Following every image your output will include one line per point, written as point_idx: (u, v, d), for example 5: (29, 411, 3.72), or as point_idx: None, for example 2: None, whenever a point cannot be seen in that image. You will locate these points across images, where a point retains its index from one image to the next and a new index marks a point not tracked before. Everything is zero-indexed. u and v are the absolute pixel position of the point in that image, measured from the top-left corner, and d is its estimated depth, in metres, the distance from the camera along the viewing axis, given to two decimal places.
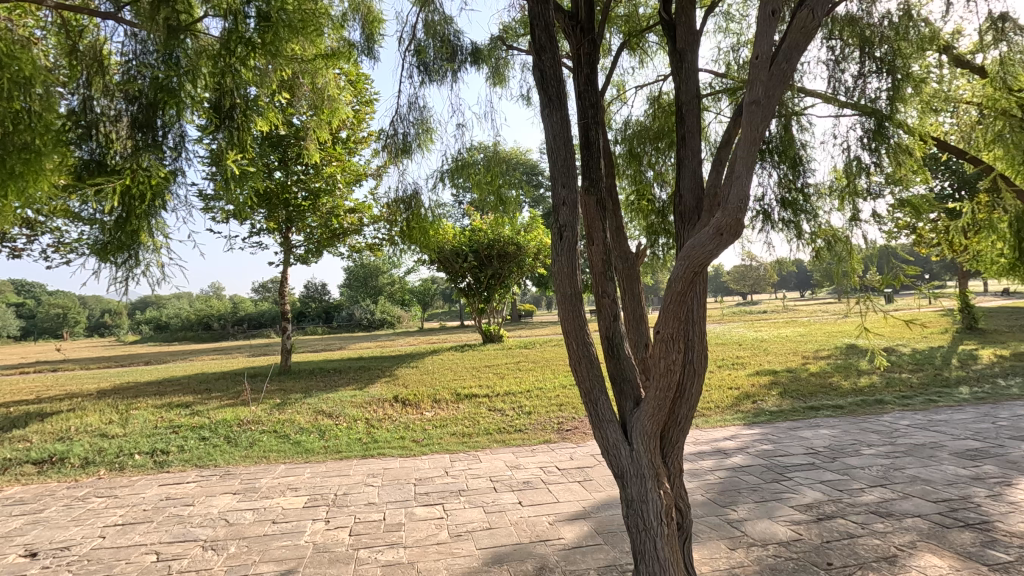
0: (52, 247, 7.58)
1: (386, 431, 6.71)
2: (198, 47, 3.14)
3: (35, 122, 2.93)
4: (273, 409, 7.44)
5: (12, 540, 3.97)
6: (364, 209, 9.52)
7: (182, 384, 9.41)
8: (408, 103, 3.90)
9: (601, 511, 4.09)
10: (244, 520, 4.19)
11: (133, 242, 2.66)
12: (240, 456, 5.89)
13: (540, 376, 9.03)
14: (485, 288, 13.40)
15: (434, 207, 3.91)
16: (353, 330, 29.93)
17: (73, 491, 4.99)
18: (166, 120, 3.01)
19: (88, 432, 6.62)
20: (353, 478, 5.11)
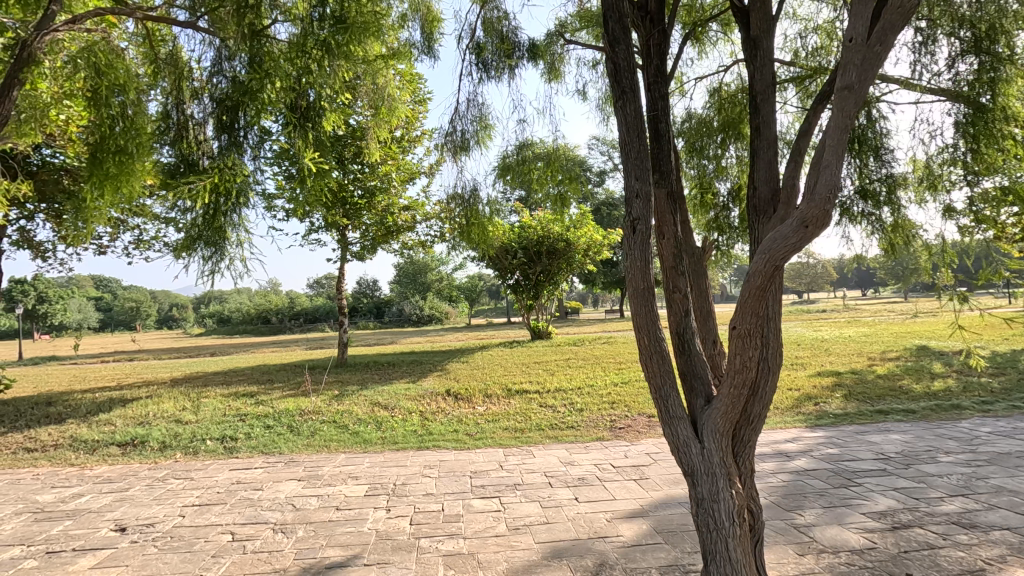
0: (133, 244, 8.16)
1: (440, 424, 6.84)
2: (273, 50, 3.28)
3: (130, 126, 3.39)
4: (332, 400, 7.71)
5: (103, 515, 4.29)
6: (417, 206, 9.76)
7: (247, 375, 9.89)
8: (466, 101, 3.95)
9: (660, 510, 4.03)
10: (310, 506, 4.37)
11: (220, 238, 2.78)
12: (302, 444, 6.15)
13: (591, 373, 8.98)
14: (534, 284, 13.44)
15: (491, 203, 3.95)
16: (403, 325, 30.68)
17: (154, 472, 5.34)
18: (248, 120, 3.09)
19: (164, 417, 7.06)
20: (410, 469, 5.24)
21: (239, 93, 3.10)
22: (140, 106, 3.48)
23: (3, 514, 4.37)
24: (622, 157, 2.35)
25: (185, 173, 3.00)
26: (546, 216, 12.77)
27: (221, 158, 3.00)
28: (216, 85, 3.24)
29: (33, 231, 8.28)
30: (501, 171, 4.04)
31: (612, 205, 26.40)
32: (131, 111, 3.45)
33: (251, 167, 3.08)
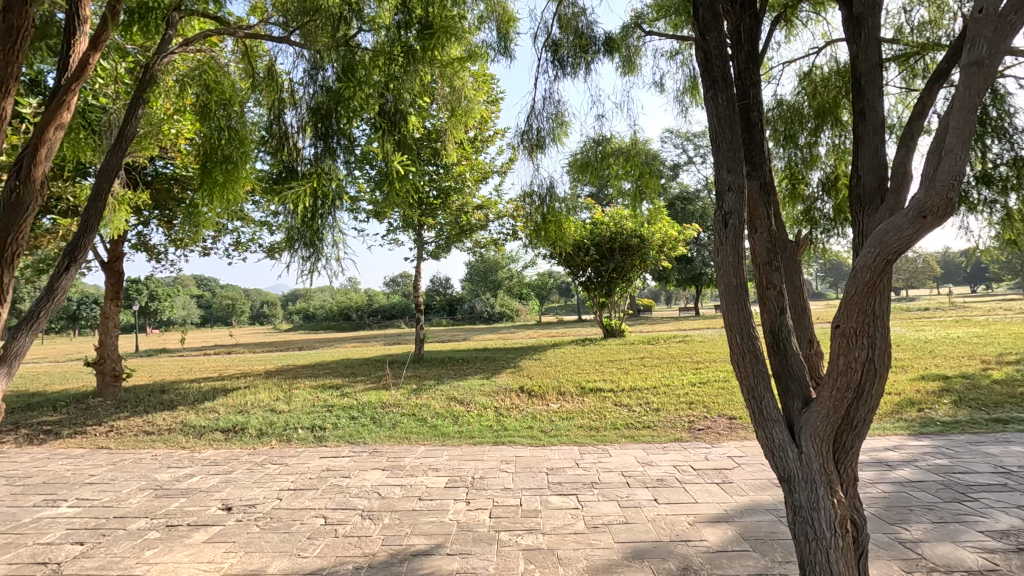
0: (233, 245, 8.86)
1: (514, 420, 6.91)
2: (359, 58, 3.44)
3: (233, 135, 3.69)
4: (410, 393, 8.01)
5: (212, 494, 4.69)
6: (490, 205, 9.97)
7: (332, 368, 10.46)
8: (543, 99, 3.94)
9: (746, 516, 3.87)
10: (394, 495, 4.56)
11: (317, 240, 2.95)
12: (385, 436, 6.42)
13: (666, 372, 8.75)
14: (606, 282, 13.28)
15: (569, 202, 3.93)
16: (474, 322, 31.15)
17: (253, 457, 5.77)
18: (341, 127, 3.30)
19: (260, 406, 7.61)
20: (487, 463, 5.34)
21: (332, 102, 3.31)
22: (242, 118, 3.76)
23: (129, 489, 4.89)
24: (712, 149, 2.28)
25: (287, 179, 3.24)
26: (618, 212, 12.55)
27: (317, 164, 3.20)
28: (308, 96, 3.44)
29: (148, 236, 9.16)
30: (573, 170, 4.01)
31: (687, 199, 25.52)
32: (236, 124, 3.73)
33: (344, 171, 3.28)
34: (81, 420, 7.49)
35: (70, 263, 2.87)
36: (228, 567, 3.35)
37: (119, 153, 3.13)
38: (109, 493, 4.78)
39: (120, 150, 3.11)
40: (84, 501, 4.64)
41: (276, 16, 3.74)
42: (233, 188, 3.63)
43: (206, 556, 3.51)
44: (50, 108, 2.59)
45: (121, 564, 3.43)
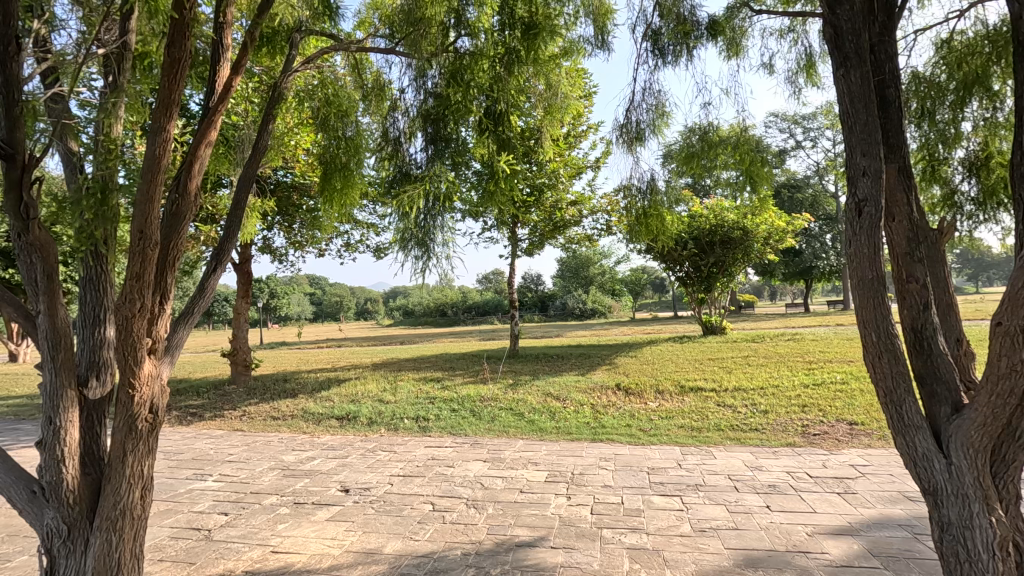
0: (344, 246, 9.56)
1: (612, 417, 6.83)
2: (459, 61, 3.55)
3: (349, 144, 3.98)
4: (507, 388, 8.17)
5: (332, 476, 5.09)
6: (584, 201, 9.97)
7: (432, 362, 10.93)
8: (642, 91, 3.79)
9: (874, 530, 3.55)
10: (496, 486, 4.69)
11: (429, 240, 3.10)
12: (485, 428, 6.62)
13: (775, 372, 8.21)
14: (706, 277, 12.74)
15: (674, 196, 3.80)
16: (566, 319, 31.11)
17: (365, 444, 6.19)
18: (451, 130, 3.48)
19: (370, 397, 8.13)
20: (586, 460, 5.33)
21: (442, 107, 3.48)
22: (356, 128, 4.04)
23: (262, 468, 5.43)
24: (842, 130, 2.16)
25: (402, 183, 3.46)
26: (719, 203, 11.96)
27: (430, 167, 3.40)
28: (417, 103, 3.62)
29: (272, 240, 10.10)
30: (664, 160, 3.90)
31: (795, 187, 23.79)
32: (352, 134, 4.02)
33: (453, 172, 3.45)
34: (220, 404, 8.43)
35: (217, 265, 3.23)
36: (349, 544, 3.62)
37: (254, 166, 3.47)
38: (245, 471, 5.35)
39: (255, 163, 3.44)
40: (226, 476, 5.22)
41: (382, 29, 3.94)
42: (350, 194, 3.92)
43: (329, 533, 3.82)
44: (202, 126, 2.87)
45: (259, 535, 3.82)
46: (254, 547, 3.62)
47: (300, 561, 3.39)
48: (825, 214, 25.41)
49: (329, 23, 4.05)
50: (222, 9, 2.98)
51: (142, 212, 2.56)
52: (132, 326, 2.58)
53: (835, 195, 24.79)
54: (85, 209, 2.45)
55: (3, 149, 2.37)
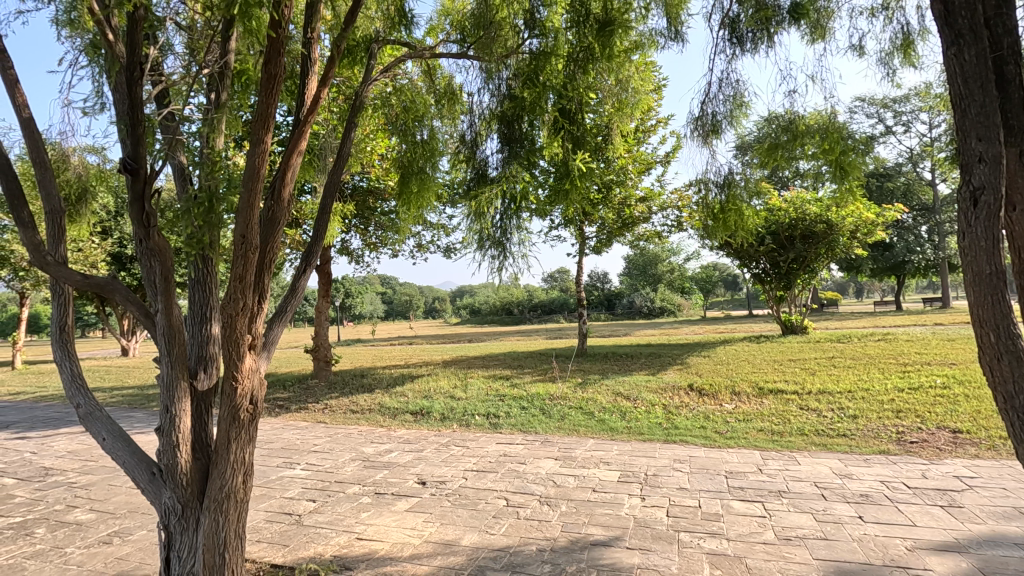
0: (416, 247, 9.88)
1: (685, 418, 6.66)
2: (523, 63, 3.60)
3: (426, 148, 4.15)
4: (577, 387, 8.14)
5: (409, 469, 5.29)
6: (653, 197, 9.77)
7: (501, 360, 11.06)
8: (718, 83, 3.60)
9: (986, 548, 3.25)
10: (569, 484, 4.69)
11: (505, 238, 3.27)
12: (555, 426, 6.64)
13: (863, 375, 7.68)
14: (785, 274, 12.15)
15: (753, 188, 3.63)
16: (633, 317, 30.57)
17: (439, 438, 6.37)
18: (525, 130, 3.55)
19: (442, 393, 8.36)
20: (659, 461, 5.23)
21: (516, 107, 3.55)
22: (431, 132, 4.20)
23: (344, 459, 5.72)
24: (955, 113, 2.01)
25: (479, 183, 3.62)
26: (799, 195, 11.31)
27: (506, 168, 3.47)
28: (491, 105, 3.71)
29: (349, 242, 10.61)
30: (738, 152, 3.77)
31: (885, 176, 22.10)
32: (426, 136, 4.19)
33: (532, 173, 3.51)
34: (304, 397, 8.96)
35: (306, 266, 3.43)
36: (428, 535, 3.75)
37: (338, 172, 3.65)
38: (329, 461, 5.65)
39: (339, 170, 3.62)
40: (313, 465, 5.54)
41: (452, 34, 4.01)
42: (425, 197, 4.12)
43: (409, 523, 3.97)
44: (293, 138, 3.06)
45: (344, 522, 4.04)
46: (340, 533, 3.83)
47: (383, 549, 3.55)
48: (920, 204, 23.45)
49: (402, 30, 4.18)
50: (310, 26, 3.16)
51: (245, 218, 2.78)
52: (236, 325, 2.81)
53: (931, 183, 22.83)
54: (195, 217, 2.68)
55: (128, 164, 2.65)
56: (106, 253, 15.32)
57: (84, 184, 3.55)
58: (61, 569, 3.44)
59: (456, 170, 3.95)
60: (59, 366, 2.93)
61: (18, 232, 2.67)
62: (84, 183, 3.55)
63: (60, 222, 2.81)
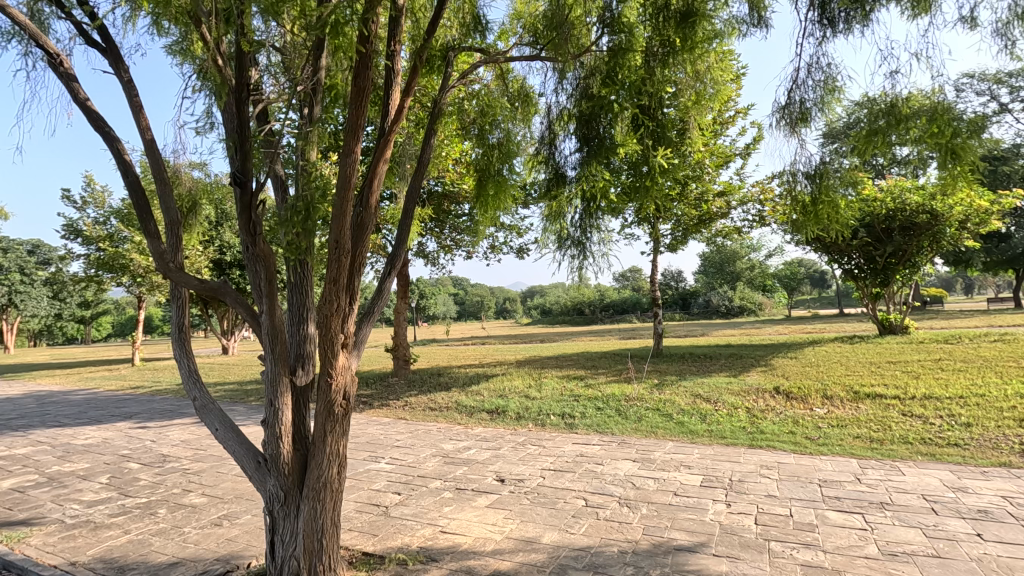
0: (490, 248, 10.05)
1: (771, 422, 6.34)
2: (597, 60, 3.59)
3: (502, 150, 4.22)
4: (653, 388, 7.97)
5: (488, 466, 5.38)
6: (732, 191, 9.39)
7: (575, 360, 11.01)
8: (807, 68, 3.39)
9: None
10: (648, 486, 4.61)
11: (586, 237, 3.65)
12: (632, 428, 6.53)
13: (977, 380, 6.97)
14: (882, 269, 11.38)
15: (848, 177, 3.41)
16: (710, 317, 29.50)
17: (515, 437, 6.45)
18: (605, 124, 3.55)
19: (517, 392, 8.46)
20: (744, 466, 5.01)
21: (592, 105, 3.58)
22: (505, 133, 4.26)
23: (425, 454, 5.92)
24: None
25: (558, 185, 3.78)
26: (898, 183, 10.40)
27: (583, 169, 3.58)
28: (564, 104, 3.80)
29: (425, 245, 10.98)
30: (827, 140, 3.58)
31: (1000, 159, 19.88)
32: (501, 138, 4.26)
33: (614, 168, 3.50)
34: (386, 394, 9.36)
35: (391, 268, 3.58)
36: (509, 531, 3.81)
37: (419, 179, 3.77)
38: (411, 456, 5.88)
39: (420, 177, 3.74)
40: (396, 460, 5.78)
41: (524, 37, 4.05)
42: (503, 198, 4.20)
43: (490, 518, 4.05)
44: (379, 146, 3.21)
45: (428, 515, 4.19)
46: (425, 525, 3.98)
47: (466, 543, 3.65)
48: None
49: (476, 36, 4.26)
50: (394, 39, 3.30)
51: (338, 225, 2.96)
52: (330, 324, 2.99)
53: None
54: (294, 225, 2.88)
55: (237, 178, 2.90)
56: (208, 260, 16.72)
57: (194, 197, 3.91)
58: (182, 546, 3.81)
59: (534, 171, 4.04)
60: (178, 362, 3.23)
61: (146, 242, 2.99)
62: (195, 197, 3.91)
63: (178, 233, 3.11)
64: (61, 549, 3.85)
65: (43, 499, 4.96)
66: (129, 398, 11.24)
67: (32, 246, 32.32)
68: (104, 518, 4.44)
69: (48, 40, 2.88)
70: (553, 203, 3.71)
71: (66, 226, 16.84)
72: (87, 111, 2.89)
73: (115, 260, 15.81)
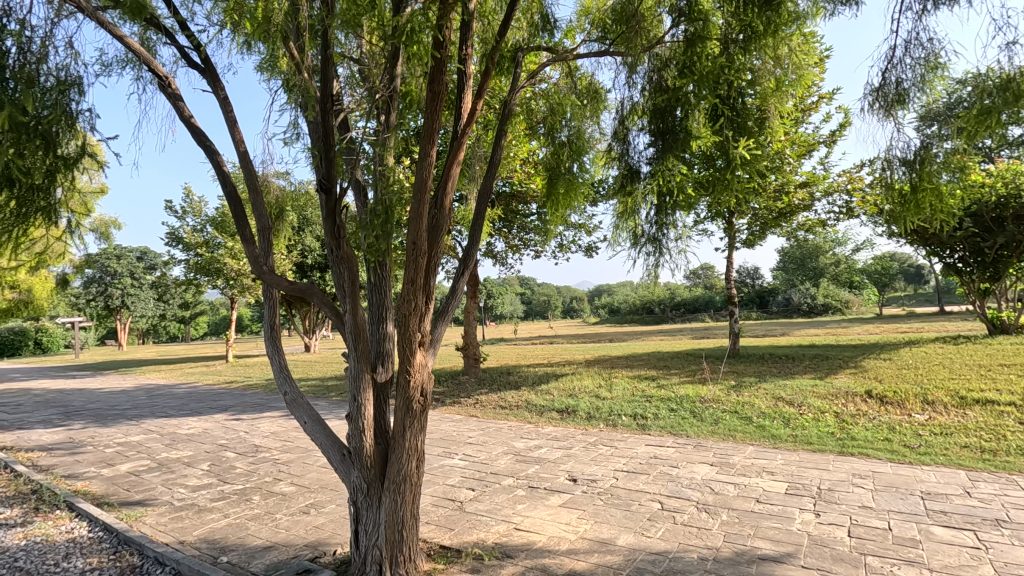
0: (558, 247, 10.03)
1: (863, 428, 5.92)
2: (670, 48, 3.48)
3: (572, 147, 4.21)
4: (730, 389, 7.64)
5: (560, 465, 5.37)
6: (816, 182, 8.83)
7: (646, 360, 10.76)
8: (904, 45, 3.13)
9: None
10: (728, 492, 4.43)
11: (663, 238, 3.60)
12: (708, 431, 6.30)
13: None
14: (992, 262, 10.38)
15: (954, 162, 3.07)
16: (791, 315, 27.88)
17: (587, 437, 6.40)
18: (679, 116, 3.40)
19: (587, 392, 8.38)
20: (835, 474, 4.70)
21: (666, 98, 3.46)
22: (575, 131, 4.24)
23: (497, 452, 6.00)
24: None
25: (630, 182, 3.72)
26: (1013, 166, 9.33)
27: (658, 164, 3.48)
28: (636, 99, 3.74)
29: (494, 245, 11.11)
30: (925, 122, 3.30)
31: None
32: (571, 136, 4.24)
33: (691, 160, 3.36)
34: (457, 392, 9.56)
35: (464, 267, 3.66)
36: (583, 531, 3.79)
37: (490, 179, 3.81)
38: (484, 453, 5.97)
39: (491, 177, 3.78)
40: (469, 456, 5.90)
41: (592, 33, 3.99)
42: (574, 197, 4.24)
43: (564, 518, 4.04)
44: (452, 149, 3.29)
45: (502, 511, 4.24)
46: (500, 522, 4.03)
47: (540, 541, 3.66)
48: None
49: (544, 35, 4.27)
50: (466, 44, 3.36)
51: (415, 226, 3.05)
52: (409, 323, 3.09)
53: None
54: (375, 228, 3.01)
55: (323, 184, 3.07)
56: (292, 263, 17.75)
57: (281, 205, 4.18)
58: (275, 531, 4.08)
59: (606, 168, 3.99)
60: (270, 359, 3.45)
61: (243, 247, 3.23)
62: (281, 205, 4.18)
63: (269, 237, 3.33)
64: (171, 528, 4.23)
65: (154, 483, 5.46)
66: (224, 392, 12.15)
67: (140, 252, 35.63)
68: (205, 502, 4.83)
69: (157, 64, 3.16)
70: (631, 203, 3.64)
71: (169, 234, 18.41)
72: (191, 128, 3.15)
73: (211, 264, 17.12)
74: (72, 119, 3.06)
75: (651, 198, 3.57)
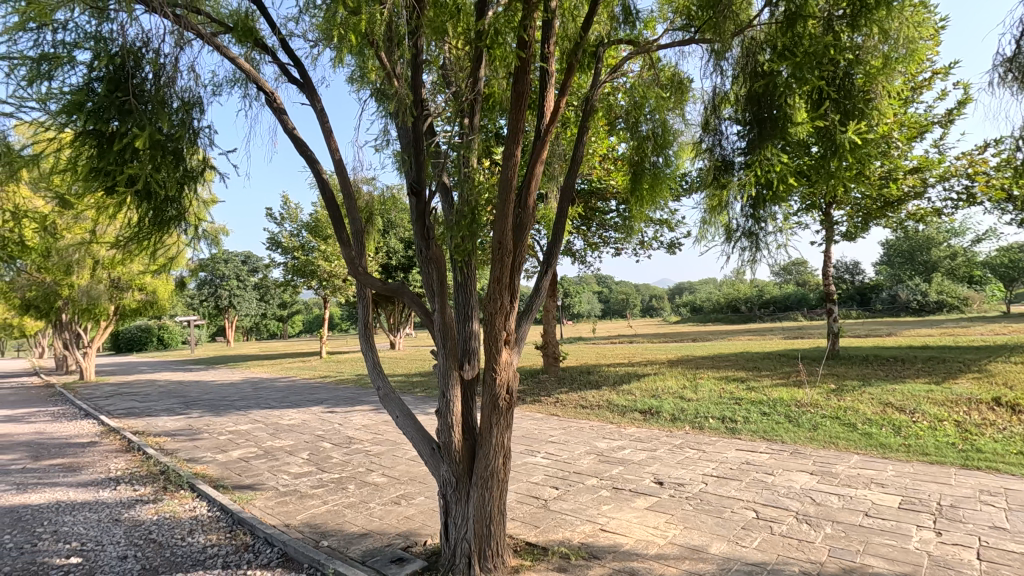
0: (639, 243, 9.78)
1: (991, 440, 5.30)
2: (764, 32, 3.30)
3: (656, 141, 4.11)
4: (830, 393, 7.11)
5: (644, 467, 5.25)
6: (929, 166, 8.02)
7: (733, 361, 10.26)
8: None
9: None
10: (832, 503, 4.12)
11: (759, 231, 3.47)
12: (805, 437, 5.90)
13: None
14: None
15: None
16: (897, 314, 25.52)
17: (672, 439, 6.20)
18: (774, 103, 3.21)
19: (671, 393, 8.12)
20: (958, 490, 4.24)
21: (759, 85, 3.28)
22: (657, 123, 4.12)
23: (579, 451, 5.96)
24: None
25: (721, 174, 3.58)
26: None
27: (752, 155, 3.32)
28: (726, 87, 3.56)
29: (572, 243, 11.03)
30: None
31: None
32: (654, 129, 4.13)
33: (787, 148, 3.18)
34: (537, 391, 9.60)
35: (547, 264, 3.66)
36: (672, 537, 3.67)
37: (572, 178, 3.78)
38: (566, 452, 5.95)
39: (572, 175, 3.74)
40: (552, 455, 5.90)
41: (676, 21, 3.85)
42: (658, 192, 4.18)
43: (651, 521, 3.94)
44: (535, 147, 3.29)
45: (587, 511, 4.20)
46: (585, 522, 4.00)
47: (627, 544, 3.59)
48: None
49: (624, 29, 4.17)
50: (547, 41, 3.35)
51: (501, 226, 3.09)
52: (494, 321, 3.14)
53: None
54: (462, 230, 3.09)
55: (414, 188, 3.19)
56: (377, 264, 18.59)
57: (371, 208, 4.40)
58: (369, 519, 4.30)
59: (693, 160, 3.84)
60: (365, 355, 3.63)
61: (340, 249, 3.42)
62: (371, 208, 4.39)
63: (362, 240, 3.50)
64: (278, 511, 4.57)
65: (262, 469, 5.93)
66: (319, 386, 12.96)
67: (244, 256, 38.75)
68: (307, 489, 5.18)
69: (263, 82, 3.41)
70: (717, 196, 3.58)
71: (269, 239, 19.87)
72: (294, 139, 3.38)
73: (306, 266, 18.30)
74: (195, 136, 3.41)
75: (744, 190, 3.44)
